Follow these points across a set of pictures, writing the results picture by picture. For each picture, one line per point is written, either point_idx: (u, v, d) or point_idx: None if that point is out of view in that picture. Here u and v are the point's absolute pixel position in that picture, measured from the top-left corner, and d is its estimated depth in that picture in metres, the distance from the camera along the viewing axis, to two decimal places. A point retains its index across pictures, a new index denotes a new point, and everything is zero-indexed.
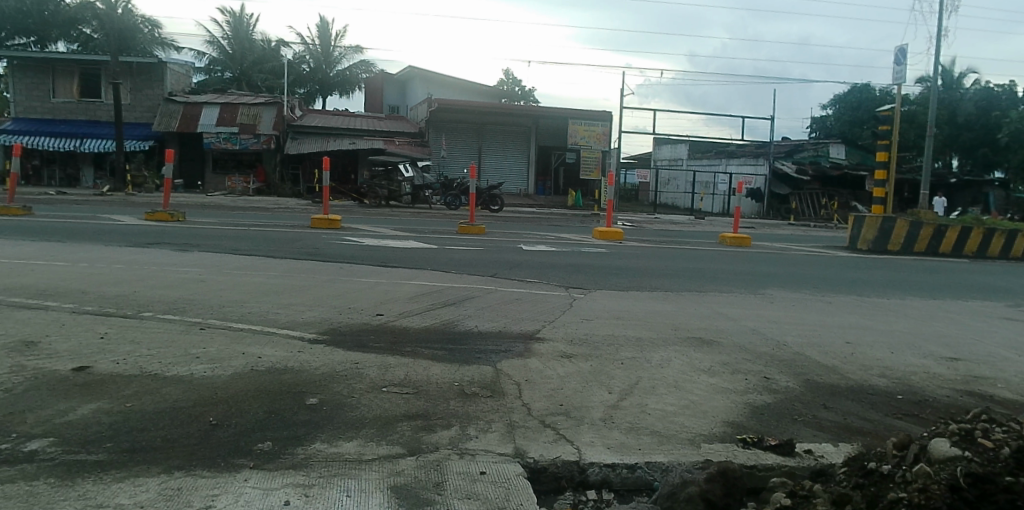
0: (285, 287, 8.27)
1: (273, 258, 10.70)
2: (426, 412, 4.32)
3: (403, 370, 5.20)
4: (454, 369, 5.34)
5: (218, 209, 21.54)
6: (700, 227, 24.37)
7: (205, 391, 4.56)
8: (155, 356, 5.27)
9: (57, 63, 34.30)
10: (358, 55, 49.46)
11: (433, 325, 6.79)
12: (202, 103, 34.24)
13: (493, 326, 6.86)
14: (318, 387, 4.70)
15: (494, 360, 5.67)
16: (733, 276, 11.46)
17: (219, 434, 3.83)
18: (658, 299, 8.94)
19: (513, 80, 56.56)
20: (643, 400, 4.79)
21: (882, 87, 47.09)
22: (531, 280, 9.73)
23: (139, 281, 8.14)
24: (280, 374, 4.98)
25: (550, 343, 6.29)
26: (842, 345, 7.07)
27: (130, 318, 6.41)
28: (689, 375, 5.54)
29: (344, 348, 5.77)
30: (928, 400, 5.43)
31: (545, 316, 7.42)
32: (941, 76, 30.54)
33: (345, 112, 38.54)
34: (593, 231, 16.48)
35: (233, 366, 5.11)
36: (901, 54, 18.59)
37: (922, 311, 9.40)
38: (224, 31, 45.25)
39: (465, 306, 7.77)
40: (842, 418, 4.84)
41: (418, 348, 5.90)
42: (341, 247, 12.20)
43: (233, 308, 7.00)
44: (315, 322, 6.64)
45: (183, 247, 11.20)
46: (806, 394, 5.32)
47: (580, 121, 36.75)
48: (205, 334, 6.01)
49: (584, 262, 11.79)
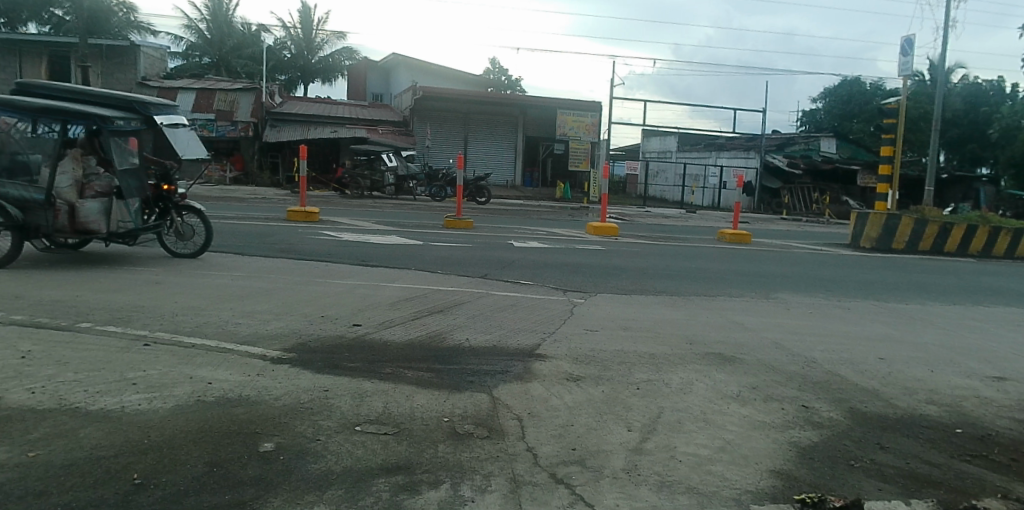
0: (250, 290, 7.36)
1: (242, 255, 9.77)
2: (408, 463, 3.48)
3: (382, 401, 4.35)
4: (442, 397, 4.48)
5: (191, 199, 20.44)
6: (693, 222, 23.69)
7: (134, 432, 3.67)
8: (82, 382, 4.36)
9: (24, 44, 32.73)
10: (341, 42, 48.13)
11: (417, 339, 5.94)
12: (176, 89, 33.04)
13: (486, 340, 6.01)
14: (278, 426, 3.84)
15: (489, 384, 4.83)
16: (738, 277, 10.70)
17: (140, 501, 2.96)
18: (664, 305, 8.15)
19: (499, 69, 55.36)
20: (670, 442, 4.00)
21: (872, 81, 46.72)
22: (526, 283, 8.91)
23: (85, 283, 7.18)
24: (230, 407, 4.10)
25: (552, 362, 5.47)
26: (875, 365, 6.34)
27: (63, 330, 5.47)
28: (717, 405, 4.78)
29: (313, 370, 4.91)
30: (993, 435, 4.67)
31: (545, 327, 6.60)
32: (941, 70, 29.85)
33: (327, 100, 37.36)
34: (587, 227, 15.70)
35: (178, 396, 4.23)
36: (907, 44, 17.92)
37: (947, 319, 8.68)
38: (201, 14, 43.61)
39: (452, 313, 6.92)
40: (904, 462, 4.08)
41: (400, 369, 5.04)
42: (317, 243, 11.28)
43: (188, 318, 6.09)
44: (281, 335, 5.75)
45: (143, 243, 10.24)
46: (855, 431, 4.56)
47: (569, 111, 35.93)
48: (152, 351, 5.09)
49: (581, 261, 10.95)
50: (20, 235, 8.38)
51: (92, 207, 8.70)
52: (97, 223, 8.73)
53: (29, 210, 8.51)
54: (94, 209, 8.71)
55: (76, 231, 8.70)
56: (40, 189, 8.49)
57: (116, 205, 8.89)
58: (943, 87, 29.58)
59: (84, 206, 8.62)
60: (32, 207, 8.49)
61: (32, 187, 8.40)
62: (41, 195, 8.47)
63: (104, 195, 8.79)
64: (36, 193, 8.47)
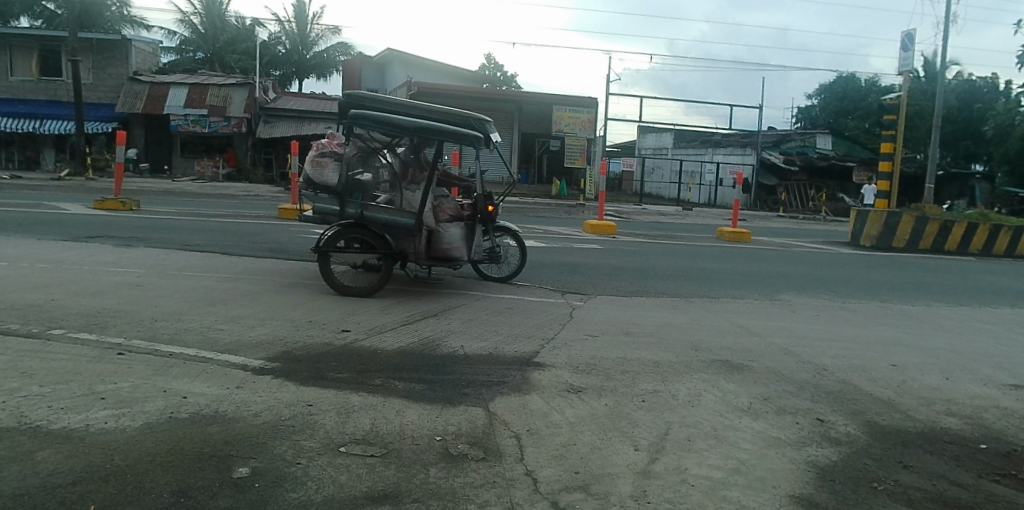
0: (235, 294, 7.03)
1: (230, 255, 9.43)
2: (396, 490, 3.17)
3: (369, 417, 4.05)
4: (434, 413, 4.18)
5: (182, 196, 20.06)
6: (690, 220, 23.45)
7: (97, 456, 3.34)
8: (46, 396, 4.01)
9: (13, 38, 32.20)
10: (335, 37, 47.74)
11: (409, 346, 5.63)
12: (169, 84, 32.40)
13: (482, 348, 5.69)
14: (255, 448, 3.52)
15: (485, 397, 4.53)
16: (740, 278, 10.44)
17: None
18: (668, 308, 7.87)
19: (495, 64, 54.96)
20: (681, 463, 3.71)
21: (867, 78, 46.63)
22: (523, 284, 8.61)
23: (64, 286, 6.83)
24: (204, 426, 3.77)
25: (552, 371, 5.18)
26: (889, 373, 6.10)
27: (32, 338, 5.11)
28: (728, 422, 4.52)
29: (297, 381, 4.60)
30: (1019, 450, 4.42)
31: (542, 332, 6.32)
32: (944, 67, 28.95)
33: (321, 96, 36.93)
34: (584, 225, 15.42)
35: (150, 413, 3.89)
36: (908, 39, 17.64)
37: (956, 321, 8.45)
38: (195, 8, 42.89)
39: (446, 318, 6.60)
40: (931, 483, 3.82)
41: (390, 380, 4.74)
42: (307, 242, 10.94)
43: (169, 323, 5.76)
44: (265, 342, 5.43)
45: (129, 242, 9.89)
46: (875, 450, 4.30)
47: (565, 107, 35.66)
48: (126, 361, 4.75)
49: (579, 261, 10.67)
50: (390, 263, 8.09)
51: (454, 233, 8.47)
52: (458, 249, 8.50)
53: (397, 235, 8.24)
54: (454, 235, 8.48)
55: (436, 256, 8.44)
56: (408, 214, 8.21)
57: (472, 229, 8.67)
58: (944, 81, 29.17)
59: (449, 231, 8.40)
60: (399, 233, 8.24)
61: (404, 213, 8.10)
62: (410, 220, 8.19)
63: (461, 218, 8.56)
64: (405, 218, 8.17)
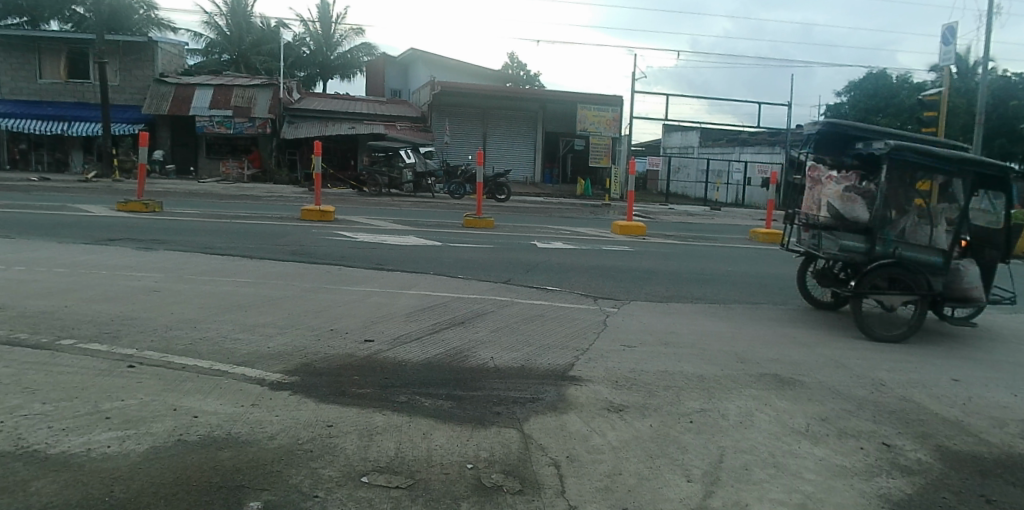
0: (254, 299, 6.75)
1: (250, 258, 9.19)
2: None
3: (394, 440, 3.70)
4: (464, 436, 3.82)
5: (206, 197, 19.99)
6: (719, 220, 22.87)
7: (97, 487, 3.04)
8: (48, 417, 3.73)
9: (42, 41, 32.56)
10: (359, 38, 47.81)
11: (435, 358, 5.27)
12: (194, 85, 32.56)
13: (513, 360, 5.32)
14: (267, 478, 3.19)
15: (518, 417, 4.16)
16: (781, 282, 9.93)
17: None
18: (707, 316, 7.43)
19: (518, 64, 54.59)
20: (739, 498, 3.33)
21: (898, 75, 45.53)
22: (554, 289, 8.23)
23: (80, 291, 6.61)
24: (216, 450, 3.47)
25: (589, 387, 4.80)
26: (955, 389, 5.63)
27: (41, 349, 4.85)
28: (787, 448, 4.10)
29: (316, 398, 4.28)
30: None
31: (577, 342, 5.93)
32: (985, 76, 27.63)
33: (345, 96, 36.91)
34: (612, 226, 14.99)
35: (157, 436, 3.60)
36: (949, 33, 16.96)
37: (1018, 330, 7.89)
38: (220, 9, 43.43)
39: (474, 327, 6.24)
40: None
41: (415, 396, 4.40)
42: (330, 244, 10.67)
43: (183, 332, 5.48)
44: (283, 353, 5.12)
45: (150, 245, 9.70)
46: (954, 481, 3.86)
47: (590, 106, 35.08)
48: (136, 375, 4.47)
49: (611, 264, 10.27)
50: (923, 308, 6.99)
51: (976, 271, 7.16)
52: (983, 291, 7.15)
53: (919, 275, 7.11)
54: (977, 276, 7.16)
55: (959, 299, 7.16)
56: (937, 251, 7.07)
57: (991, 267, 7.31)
58: (988, 76, 28.09)
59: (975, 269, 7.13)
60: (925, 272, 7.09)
61: (937, 249, 7.01)
62: (940, 259, 7.04)
63: (978, 254, 7.27)
64: (936, 254, 7.06)
